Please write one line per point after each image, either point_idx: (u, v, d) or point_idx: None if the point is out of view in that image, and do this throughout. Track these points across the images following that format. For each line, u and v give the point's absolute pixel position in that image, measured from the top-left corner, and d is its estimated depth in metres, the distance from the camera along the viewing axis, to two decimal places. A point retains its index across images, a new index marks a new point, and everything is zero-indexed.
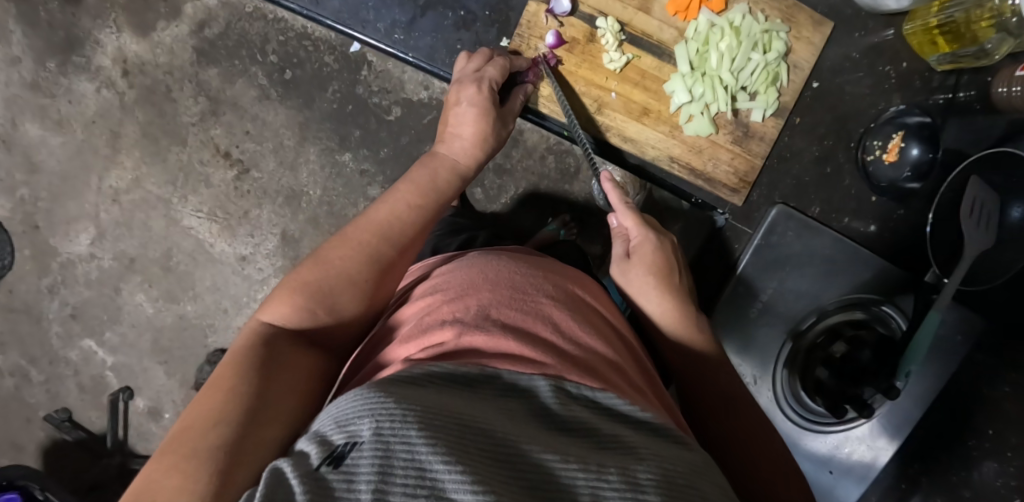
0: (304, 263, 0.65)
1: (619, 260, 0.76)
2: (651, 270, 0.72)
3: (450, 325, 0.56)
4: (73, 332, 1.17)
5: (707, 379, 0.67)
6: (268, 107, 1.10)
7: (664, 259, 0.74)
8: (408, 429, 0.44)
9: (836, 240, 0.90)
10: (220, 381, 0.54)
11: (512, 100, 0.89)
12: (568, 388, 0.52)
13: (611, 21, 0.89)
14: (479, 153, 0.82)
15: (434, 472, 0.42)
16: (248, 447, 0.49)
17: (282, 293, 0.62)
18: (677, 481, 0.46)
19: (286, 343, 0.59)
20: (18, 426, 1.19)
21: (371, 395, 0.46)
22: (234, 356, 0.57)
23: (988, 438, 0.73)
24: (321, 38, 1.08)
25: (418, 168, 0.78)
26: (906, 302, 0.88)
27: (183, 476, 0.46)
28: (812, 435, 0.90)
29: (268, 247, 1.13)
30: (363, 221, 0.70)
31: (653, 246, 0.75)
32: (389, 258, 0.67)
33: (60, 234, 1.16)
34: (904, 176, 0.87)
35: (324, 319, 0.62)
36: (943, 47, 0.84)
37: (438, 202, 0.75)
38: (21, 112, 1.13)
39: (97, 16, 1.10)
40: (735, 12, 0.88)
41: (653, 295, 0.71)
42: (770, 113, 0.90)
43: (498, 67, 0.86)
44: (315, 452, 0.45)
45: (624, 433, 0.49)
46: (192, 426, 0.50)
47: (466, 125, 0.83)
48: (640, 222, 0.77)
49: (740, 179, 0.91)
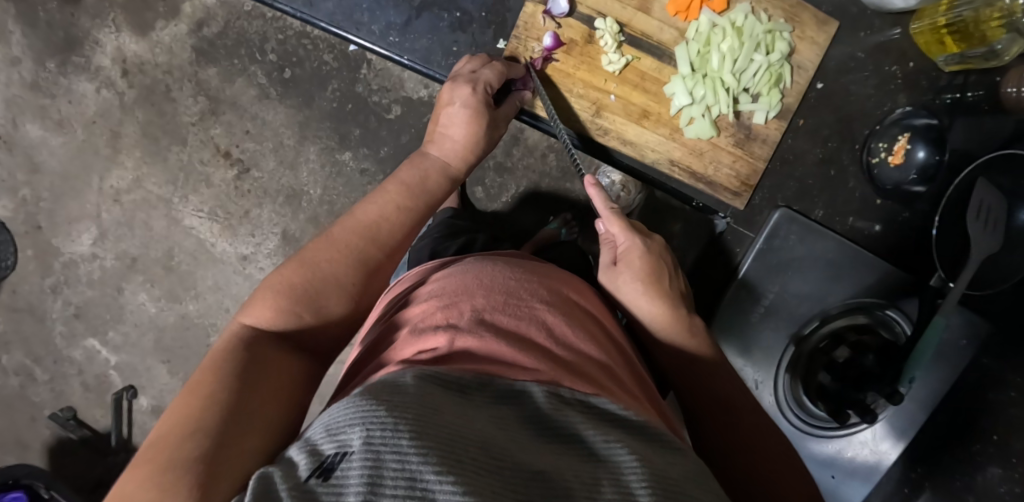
0: (286, 264, 0.64)
1: (609, 267, 0.75)
2: (638, 276, 0.71)
3: (442, 331, 0.56)
4: (76, 332, 1.18)
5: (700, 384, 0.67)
6: (267, 107, 1.10)
7: (652, 263, 0.73)
8: (399, 438, 0.43)
9: (840, 244, 0.88)
10: (197, 387, 0.53)
11: (505, 104, 0.87)
12: (562, 393, 0.51)
13: (610, 21, 0.87)
14: (469, 158, 0.82)
15: (425, 481, 0.41)
16: (228, 457, 0.49)
17: (263, 294, 0.62)
18: (672, 489, 0.45)
19: (270, 347, 0.59)
20: (24, 424, 1.20)
21: (363, 404, 0.46)
22: (212, 360, 0.56)
23: (993, 442, 0.72)
24: (320, 36, 1.07)
25: (406, 167, 0.77)
26: (911, 306, 0.86)
27: (159, 488, 0.46)
28: (815, 439, 0.89)
29: (269, 246, 1.13)
30: (349, 222, 0.69)
31: (640, 252, 0.73)
32: (377, 261, 0.67)
33: (62, 235, 1.16)
34: (910, 179, 0.87)
35: (309, 322, 0.62)
36: (951, 48, 0.82)
37: (426, 203, 0.75)
38: (22, 113, 1.13)
39: (96, 16, 1.09)
40: (738, 12, 0.86)
41: (641, 299, 0.70)
42: (773, 115, 0.88)
43: (496, 71, 0.85)
44: (305, 462, 0.45)
45: (619, 436, 0.49)
46: (170, 435, 0.50)
47: (456, 127, 0.82)
48: (626, 227, 0.75)
49: (741, 182, 0.89)
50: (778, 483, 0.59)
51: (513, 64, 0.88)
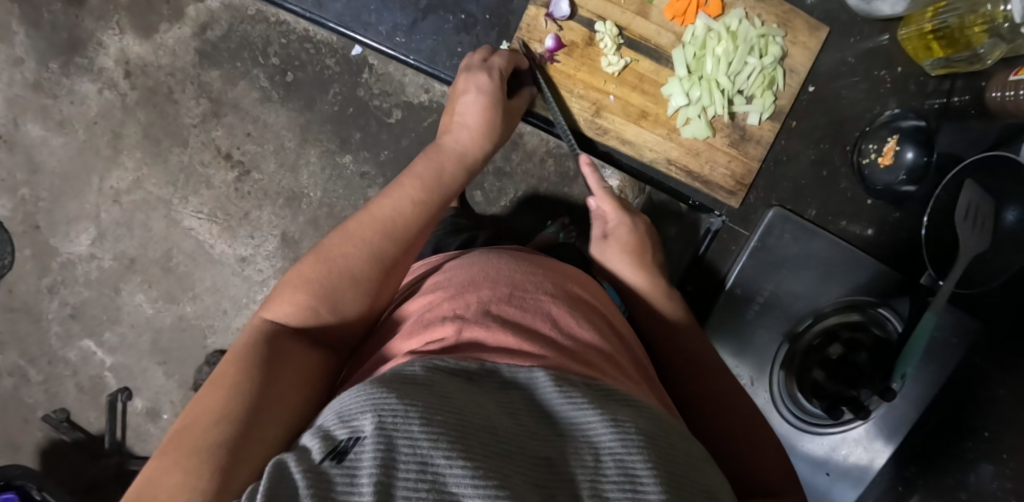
0: (307, 259, 0.65)
1: (599, 240, 0.80)
2: (626, 250, 0.77)
3: (449, 321, 0.57)
4: (72, 333, 1.17)
5: (699, 384, 0.67)
6: (269, 109, 1.11)
7: (638, 240, 0.79)
8: (410, 424, 0.44)
9: (833, 243, 0.90)
10: (222, 378, 0.54)
11: (517, 97, 0.89)
12: (568, 378, 0.51)
13: (610, 25, 0.90)
14: (485, 143, 0.83)
15: (436, 465, 0.42)
16: (251, 445, 0.50)
17: (286, 290, 0.63)
18: (674, 472, 0.46)
19: (289, 342, 0.60)
20: (16, 426, 1.19)
21: (374, 389, 0.46)
22: (237, 352, 0.57)
23: (984, 439, 0.73)
24: (322, 41, 1.09)
25: (423, 162, 0.79)
26: (902, 304, 0.88)
27: (185, 472, 0.47)
28: (809, 437, 0.90)
29: (268, 248, 1.14)
30: (367, 218, 0.69)
31: (629, 229, 0.79)
32: (392, 256, 0.68)
33: (60, 235, 1.16)
34: (900, 180, 0.88)
35: (327, 318, 0.63)
36: (938, 53, 0.85)
37: (441, 197, 0.76)
38: (23, 113, 1.14)
39: (100, 18, 1.11)
40: (732, 17, 0.89)
41: (629, 270, 0.76)
42: (767, 116, 0.90)
43: (505, 60, 0.87)
44: (318, 447, 0.45)
45: (627, 418, 0.49)
46: (195, 423, 0.51)
47: (472, 114, 0.83)
48: (617, 206, 0.80)
49: (737, 181, 0.92)
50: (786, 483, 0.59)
51: (518, 54, 0.90)
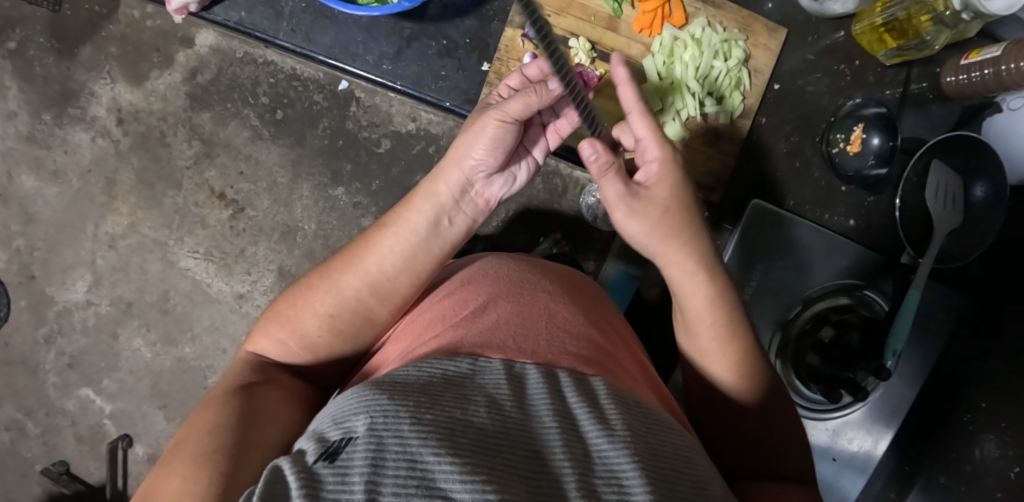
0: (281, 297, 0.67)
1: (623, 199, 0.67)
2: (680, 199, 0.67)
3: (443, 321, 0.59)
4: (70, 382, 1.17)
5: (725, 387, 0.66)
6: (259, 147, 1.13)
7: (686, 184, 0.68)
8: (400, 423, 0.44)
9: (813, 230, 0.93)
10: (210, 400, 0.56)
11: (519, 96, 0.69)
12: (558, 373, 0.52)
13: (582, 40, 0.95)
14: (460, 160, 0.70)
15: (425, 463, 0.41)
16: (248, 450, 0.51)
17: (264, 325, 0.66)
18: (660, 466, 0.46)
19: (270, 371, 0.63)
20: (15, 481, 1.18)
21: (368, 392, 0.47)
22: (228, 381, 0.60)
23: (982, 411, 0.78)
24: (310, 78, 1.11)
25: (422, 196, 0.69)
26: (886, 285, 0.93)
27: (183, 480, 0.48)
28: (812, 424, 0.92)
29: (265, 283, 1.15)
30: (345, 260, 0.67)
31: (676, 166, 0.68)
32: (356, 292, 0.65)
33: (56, 283, 1.17)
34: (869, 164, 0.92)
35: (300, 352, 0.65)
36: (890, 44, 0.91)
37: (417, 228, 0.68)
38: (17, 165, 1.15)
39: (91, 69, 1.13)
40: (696, 25, 0.94)
41: (673, 247, 0.66)
42: (738, 114, 0.95)
43: (512, 73, 0.76)
44: (312, 449, 0.45)
45: (616, 415, 0.49)
46: (188, 436, 0.52)
47: (462, 135, 0.71)
48: (659, 139, 0.67)
49: (715, 177, 0.95)
50: (791, 461, 0.64)
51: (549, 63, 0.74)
